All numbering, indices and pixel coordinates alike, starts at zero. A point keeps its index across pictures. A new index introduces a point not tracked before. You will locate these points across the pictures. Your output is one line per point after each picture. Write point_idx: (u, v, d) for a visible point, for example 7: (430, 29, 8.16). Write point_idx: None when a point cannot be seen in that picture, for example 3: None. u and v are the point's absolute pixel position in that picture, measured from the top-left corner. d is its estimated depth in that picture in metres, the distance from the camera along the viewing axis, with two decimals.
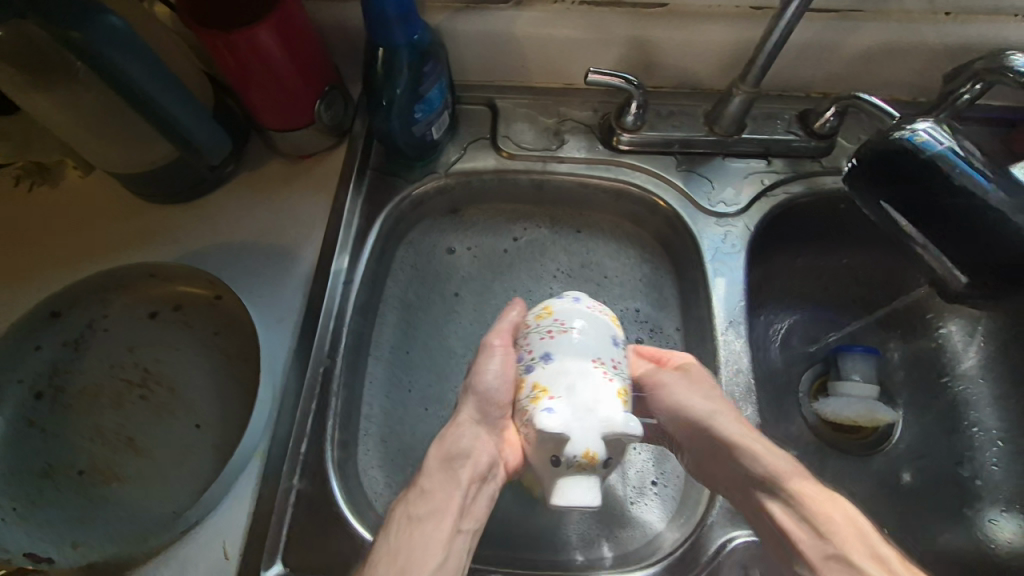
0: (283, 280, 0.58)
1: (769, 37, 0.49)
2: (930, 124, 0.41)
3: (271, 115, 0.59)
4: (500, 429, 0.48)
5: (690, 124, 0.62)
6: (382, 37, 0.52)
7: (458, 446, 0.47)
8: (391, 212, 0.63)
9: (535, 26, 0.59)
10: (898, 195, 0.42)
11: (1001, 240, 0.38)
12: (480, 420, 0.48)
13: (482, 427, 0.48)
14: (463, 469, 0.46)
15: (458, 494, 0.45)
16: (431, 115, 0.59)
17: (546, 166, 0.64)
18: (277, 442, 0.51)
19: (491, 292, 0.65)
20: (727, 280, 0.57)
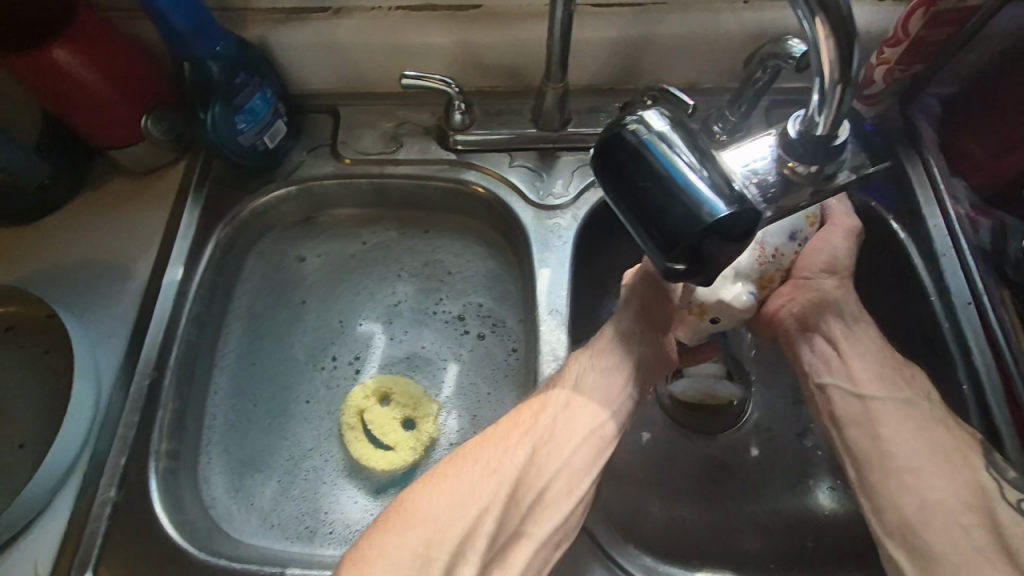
0: (115, 298, 0.59)
1: (553, 41, 0.51)
2: (652, 113, 0.39)
3: (104, 137, 0.59)
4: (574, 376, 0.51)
5: (517, 121, 0.64)
6: (183, 52, 0.53)
7: (605, 374, 0.51)
8: (232, 221, 0.63)
9: (353, 33, 0.60)
10: (608, 178, 0.39)
11: (682, 223, 0.35)
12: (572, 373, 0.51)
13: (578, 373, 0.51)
14: (595, 403, 0.51)
15: (595, 422, 0.51)
16: (257, 124, 0.59)
17: (383, 169, 0.65)
18: (97, 456, 0.52)
19: (335, 295, 0.67)
20: (551, 269, 0.59)
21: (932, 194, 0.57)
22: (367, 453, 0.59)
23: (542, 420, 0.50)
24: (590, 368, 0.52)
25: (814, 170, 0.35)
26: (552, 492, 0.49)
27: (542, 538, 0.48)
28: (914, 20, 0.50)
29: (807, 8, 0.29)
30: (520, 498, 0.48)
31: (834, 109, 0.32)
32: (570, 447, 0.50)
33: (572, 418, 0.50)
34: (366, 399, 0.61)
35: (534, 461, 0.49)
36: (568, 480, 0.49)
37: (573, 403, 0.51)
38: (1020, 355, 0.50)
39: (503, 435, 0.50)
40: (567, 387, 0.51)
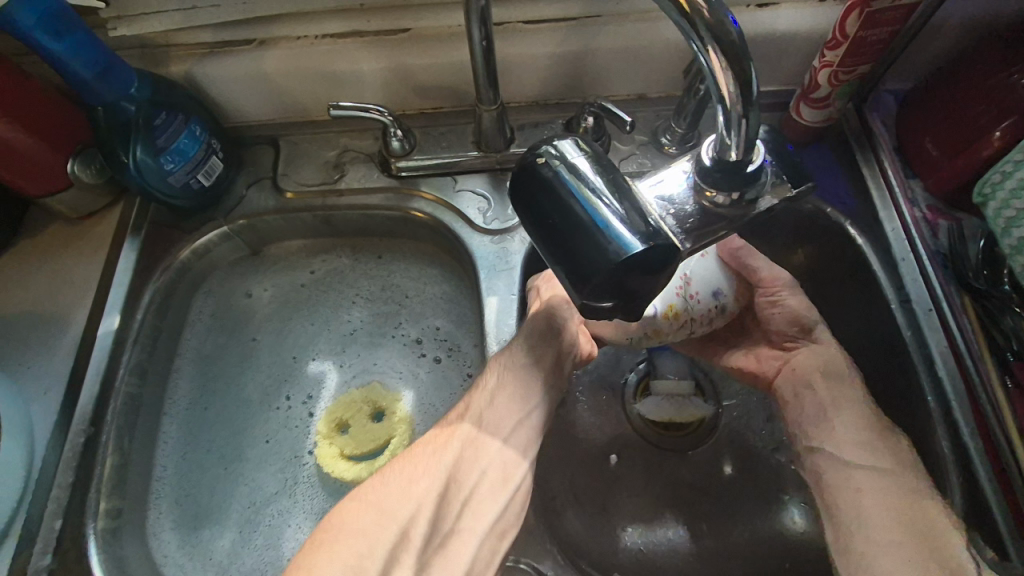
0: (51, 351, 0.57)
1: (474, 58, 0.49)
2: (571, 142, 0.36)
3: (32, 185, 0.56)
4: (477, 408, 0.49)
5: (460, 144, 0.62)
6: (95, 99, 0.52)
7: (528, 370, 0.50)
8: (170, 265, 0.61)
9: (282, 64, 0.58)
10: (525, 213, 0.36)
11: (595, 264, 0.32)
12: (488, 398, 0.49)
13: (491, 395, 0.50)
14: (520, 398, 0.50)
15: (523, 414, 0.49)
16: (187, 165, 0.57)
17: (326, 200, 0.62)
18: (31, 520, 0.50)
19: (288, 330, 0.65)
20: (499, 297, 0.57)
21: (888, 196, 0.56)
22: (366, 471, 0.58)
23: (468, 420, 0.48)
24: (511, 363, 0.51)
25: (735, 197, 0.35)
26: (488, 486, 0.46)
27: (484, 529, 0.45)
28: (850, 21, 0.48)
29: (700, 40, 0.29)
30: (454, 494, 0.45)
31: (741, 135, 0.32)
32: (501, 439, 0.48)
33: (499, 412, 0.49)
34: (329, 445, 0.60)
35: (463, 458, 0.46)
36: (503, 471, 0.47)
37: (496, 398, 0.49)
38: (981, 363, 0.48)
39: (432, 440, 0.47)
40: (489, 384, 0.50)
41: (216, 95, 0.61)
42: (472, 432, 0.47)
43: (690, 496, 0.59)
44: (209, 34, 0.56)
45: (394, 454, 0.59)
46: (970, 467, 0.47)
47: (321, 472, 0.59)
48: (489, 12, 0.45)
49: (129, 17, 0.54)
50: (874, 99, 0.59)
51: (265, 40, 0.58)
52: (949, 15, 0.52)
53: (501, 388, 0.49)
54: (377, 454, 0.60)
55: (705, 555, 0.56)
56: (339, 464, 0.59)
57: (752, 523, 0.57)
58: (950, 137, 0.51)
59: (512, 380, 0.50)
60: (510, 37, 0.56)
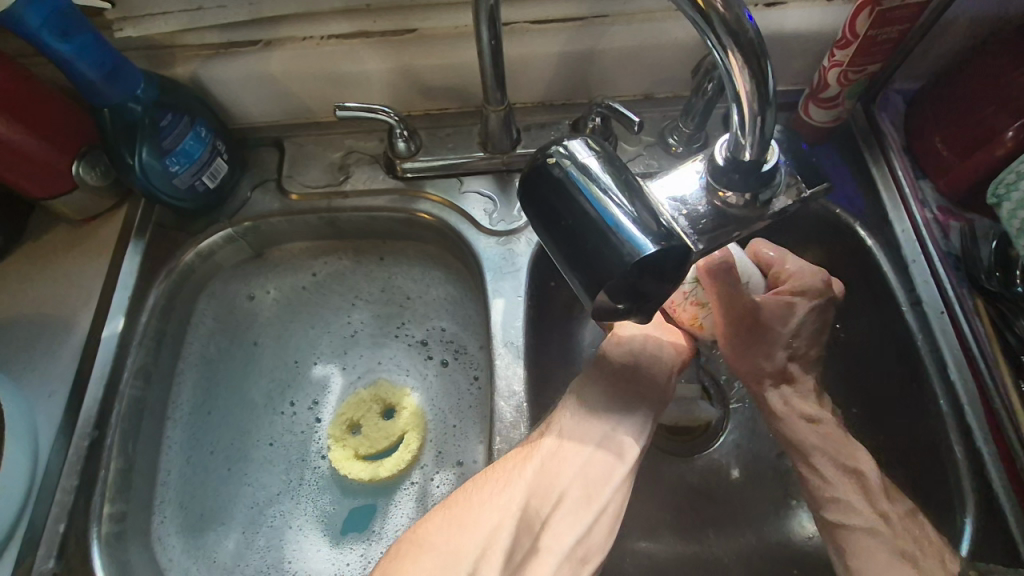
0: (56, 355, 0.56)
1: (483, 58, 0.48)
2: (581, 142, 0.35)
3: (37, 188, 0.56)
4: (562, 430, 0.48)
5: (465, 145, 0.62)
6: (100, 100, 0.51)
7: (608, 393, 0.50)
8: (173, 268, 0.60)
9: (287, 65, 0.57)
10: (536, 216, 0.35)
11: (607, 266, 0.31)
12: (569, 418, 0.49)
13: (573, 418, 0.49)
14: (604, 416, 0.49)
15: (606, 432, 0.48)
16: (193, 166, 0.57)
17: (331, 202, 0.62)
18: (35, 525, 0.50)
19: (292, 334, 0.64)
20: (505, 300, 0.56)
21: (899, 198, 0.55)
22: (379, 469, 0.58)
23: (552, 437, 0.47)
24: (597, 386, 0.51)
25: (749, 197, 0.35)
26: (572, 504, 0.45)
27: (565, 550, 0.43)
28: (861, 21, 0.48)
29: (715, 36, 0.29)
30: (536, 512, 0.44)
31: (756, 135, 0.32)
32: (584, 457, 0.47)
33: (580, 431, 0.48)
34: (342, 448, 0.59)
35: (546, 473, 0.45)
36: (584, 488, 0.46)
37: (577, 419, 0.49)
38: (995, 367, 0.48)
39: (514, 455, 0.46)
40: (571, 406, 0.50)
41: (220, 96, 0.60)
42: (553, 454, 0.46)
43: (698, 500, 0.58)
44: (214, 35, 0.56)
45: (409, 448, 0.59)
46: (983, 471, 0.46)
47: (336, 473, 0.59)
48: (498, 13, 0.44)
49: (133, 18, 0.53)
50: (882, 99, 0.58)
51: (270, 42, 0.57)
52: (960, 14, 0.52)
53: (581, 411, 0.49)
54: (390, 452, 0.60)
55: (714, 560, 0.56)
56: (354, 464, 0.59)
57: (760, 527, 0.57)
58: (962, 136, 0.50)
59: (598, 398, 0.50)
60: (517, 38, 0.55)
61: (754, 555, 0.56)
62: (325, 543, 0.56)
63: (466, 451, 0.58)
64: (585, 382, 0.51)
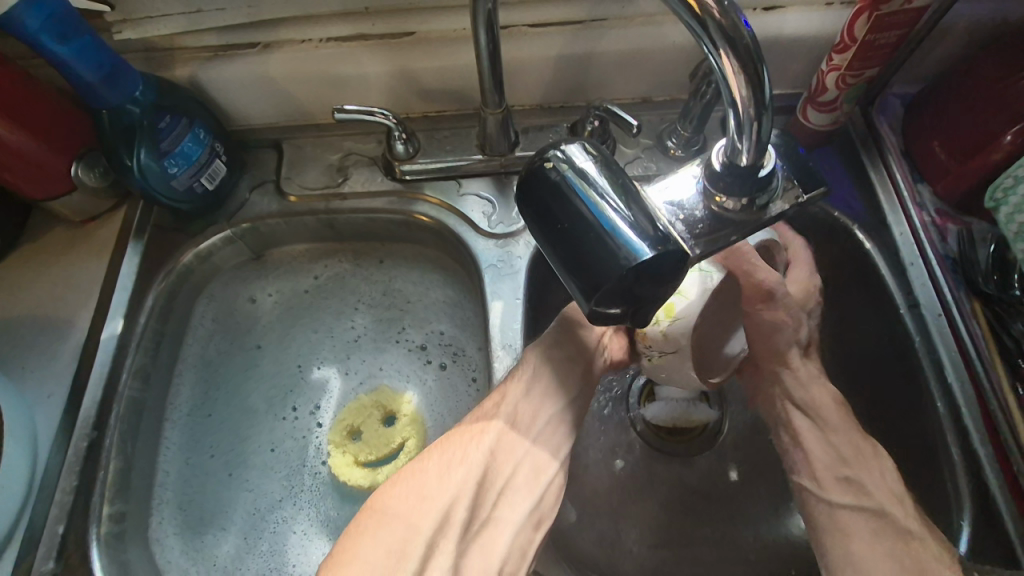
0: (55, 356, 0.56)
1: (480, 61, 0.48)
2: (580, 146, 0.35)
3: (36, 189, 0.56)
4: (516, 408, 0.49)
5: (464, 148, 0.62)
6: (99, 102, 0.51)
7: (561, 366, 0.52)
8: (173, 269, 0.60)
9: (286, 67, 0.57)
10: (534, 220, 0.35)
11: (605, 270, 0.32)
12: (526, 397, 0.50)
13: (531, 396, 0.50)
14: (555, 392, 0.51)
15: (556, 412, 0.51)
16: (191, 168, 0.57)
17: (330, 204, 0.62)
18: (34, 526, 0.50)
19: (292, 337, 0.64)
20: (504, 302, 0.56)
21: (897, 201, 0.55)
22: (377, 476, 0.58)
23: (504, 410, 0.49)
24: (550, 358, 0.52)
25: (745, 202, 0.35)
26: (521, 480, 0.48)
27: (518, 523, 0.46)
28: (859, 25, 0.48)
29: (712, 42, 0.29)
30: (489, 488, 0.46)
31: (752, 141, 0.32)
32: (534, 437, 0.49)
33: (532, 404, 0.50)
34: (343, 453, 0.60)
35: (498, 453, 0.48)
36: (534, 467, 0.49)
37: (531, 391, 0.50)
38: (992, 370, 0.48)
39: (465, 430, 0.48)
40: (527, 375, 0.50)
41: (219, 98, 0.60)
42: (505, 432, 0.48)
43: (696, 502, 0.58)
44: (212, 37, 0.56)
45: (409, 454, 0.59)
46: (980, 474, 0.47)
47: (335, 480, 0.59)
48: (496, 17, 0.45)
49: (133, 20, 0.53)
50: (881, 102, 0.58)
51: (269, 44, 0.57)
52: (959, 19, 0.52)
53: (536, 381, 0.50)
54: (389, 460, 0.60)
55: (712, 562, 0.56)
56: (354, 471, 0.59)
57: (759, 529, 0.57)
58: (961, 141, 0.51)
59: (552, 368, 0.51)
60: (516, 41, 0.55)
61: (751, 557, 0.56)
62: (323, 546, 0.56)
63: None
64: (541, 349, 0.52)
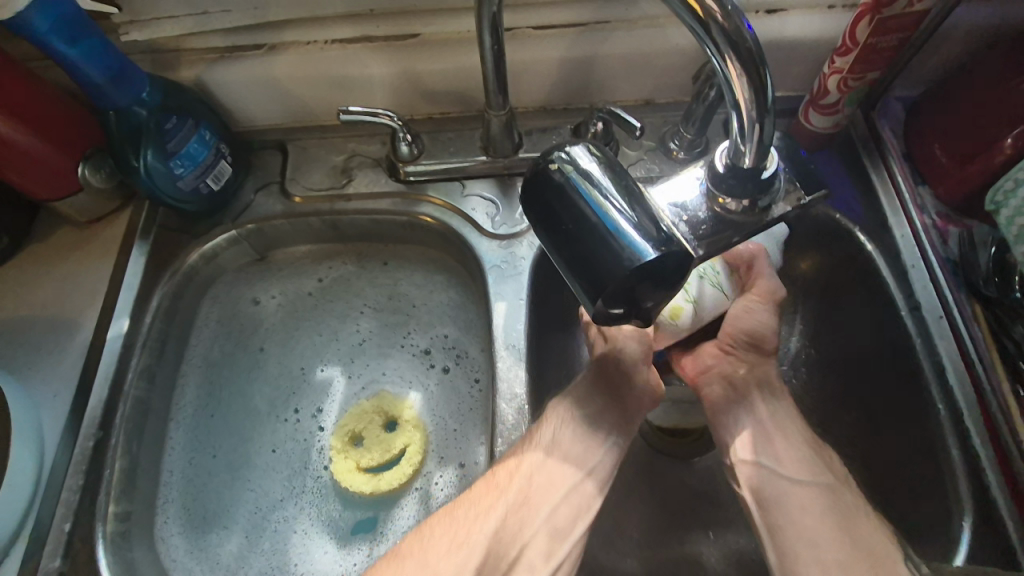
0: (61, 355, 0.57)
1: (485, 64, 0.49)
2: (584, 149, 0.36)
3: (42, 190, 0.56)
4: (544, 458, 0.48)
5: (468, 149, 0.62)
6: (107, 104, 0.52)
7: (582, 433, 0.50)
8: (178, 269, 0.61)
9: (291, 69, 0.58)
10: (539, 222, 0.35)
11: (609, 270, 0.32)
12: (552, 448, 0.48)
13: (561, 439, 0.49)
14: (580, 453, 0.49)
15: (575, 481, 0.48)
16: (197, 169, 0.57)
17: (335, 205, 0.63)
18: (40, 524, 0.50)
19: (295, 340, 0.65)
20: (508, 303, 0.57)
21: (898, 203, 0.56)
22: (380, 482, 0.58)
23: (518, 488, 0.46)
24: (571, 425, 0.50)
25: (747, 203, 0.35)
26: (529, 558, 0.45)
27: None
28: (861, 27, 0.48)
29: (715, 45, 0.29)
30: (494, 568, 0.44)
31: (755, 141, 0.32)
32: (550, 508, 0.47)
33: (552, 478, 0.47)
34: (343, 458, 0.59)
35: (508, 527, 0.45)
36: (546, 544, 0.46)
37: (550, 463, 0.48)
38: (992, 371, 0.48)
39: (475, 497, 0.47)
40: (545, 444, 0.49)
41: (225, 99, 0.61)
42: (529, 488, 0.47)
43: (699, 503, 0.59)
44: (219, 39, 0.56)
45: (410, 461, 0.59)
46: (980, 475, 0.47)
47: (338, 486, 0.59)
48: (501, 19, 0.45)
49: (141, 22, 0.54)
50: (882, 105, 0.59)
51: (275, 46, 0.58)
52: (959, 22, 0.52)
53: (554, 453, 0.48)
54: (389, 466, 0.59)
55: (715, 562, 0.56)
56: (356, 477, 0.59)
57: (760, 530, 0.57)
58: (960, 144, 0.51)
59: (574, 424, 0.50)
60: (520, 43, 0.56)
61: (753, 558, 0.56)
62: (328, 548, 0.56)
63: (468, 454, 0.59)
64: (561, 415, 0.50)
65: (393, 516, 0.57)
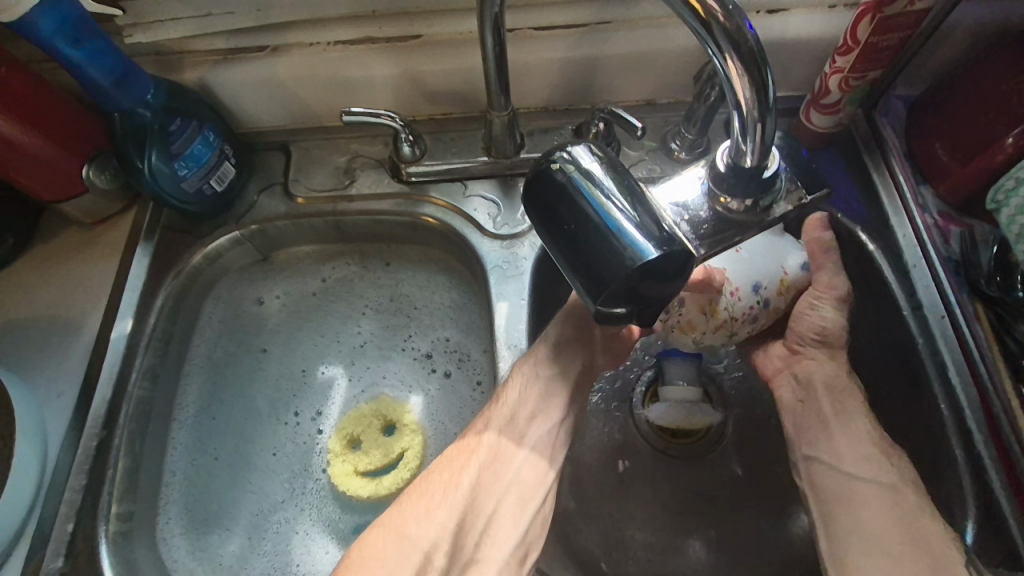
0: (65, 355, 0.57)
1: (487, 64, 0.49)
2: (585, 149, 0.36)
3: (47, 191, 0.56)
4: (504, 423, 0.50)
5: (470, 150, 0.62)
6: (111, 106, 0.52)
7: (546, 387, 0.51)
8: (182, 270, 0.61)
9: (294, 70, 0.58)
10: (539, 221, 0.36)
11: (610, 270, 0.32)
12: (515, 414, 0.50)
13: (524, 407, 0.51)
14: (546, 406, 0.51)
15: (543, 432, 0.51)
16: (200, 170, 0.58)
17: (337, 206, 0.63)
18: (44, 523, 0.50)
19: (296, 340, 0.65)
20: (509, 302, 0.57)
21: (900, 204, 0.56)
22: (380, 486, 0.58)
23: (485, 450, 0.49)
24: (535, 379, 0.51)
25: (750, 203, 0.36)
26: (506, 511, 0.47)
27: (504, 555, 0.46)
28: (862, 27, 0.48)
29: (717, 45, 0.30)
30: (473, 522, 0.47)
31: (757, 141, 0.32)
32: (520, 463, 0.49)
33: (519, 433, 0.50)
34: (343, 462, 0.59)
35: (483, 483, 0.48)
36: (520, 495, 0.48)
37: (518, 419, 0.50)
38: (994, 369, 0.48)
39: (449, 459, 0.48)
40: (513, 401, 0.50)
41: (227, 99, 0.61)
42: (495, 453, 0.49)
43: (700, 503, 0.59)
44: (222, 41, 0.57)
45: (409, 465, 0.59)
46: (983, 475, 0.47)
47: (336, 489, 0.59)
48: (502, 20, 0.45)
49: (145, 24, 0.54)
50: (884, 104, 0.59)
51: (277, 48, 0.58)
52: (961, 21, 0.52)
53: (521, 410, 0.50)
54: (388, 468, 0.60)
55: (717, 562, 0.56)
56: (353, 480, 0.58)
57: (762, 530, 0.57)
58: (962, 143, 0.51)
59: (540, 377, 0.51)
60: (522, 44, 0.56)
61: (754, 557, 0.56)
62: (330, 548, 0.57)
63: None
64: (525, 373, 0.51)
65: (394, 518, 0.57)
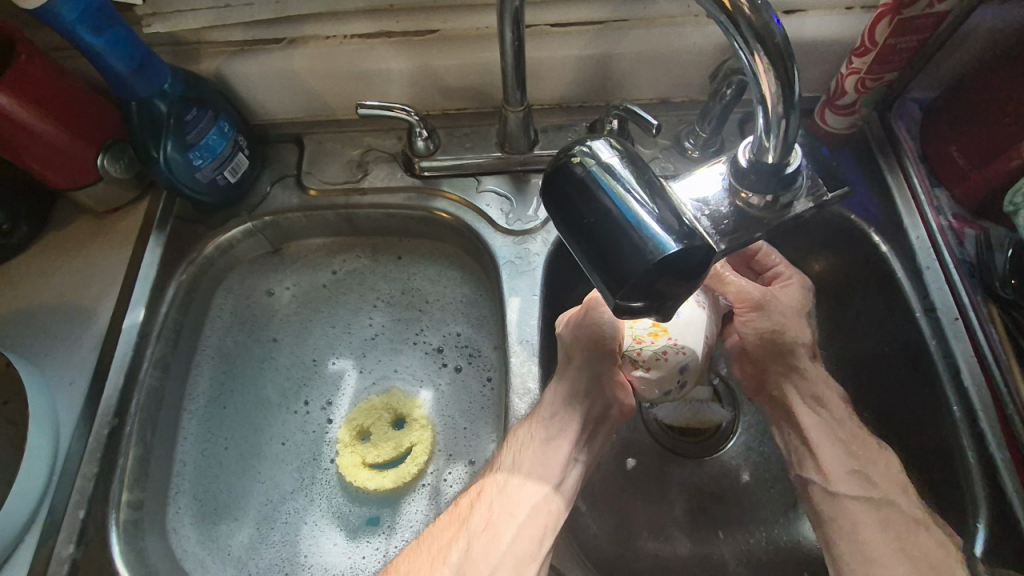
0: (77, 343, 0.57)
1: (505, 59, 0.49)
2: (605, 143, 0.36)
3: (61, 179, 0.56)
4: (507, 477, 0.49)
5: (483, 145, 0.62)
6: (129, 94, 0.52)
7: (543, 450, 0.49)
8: (194, 260, 0.61)
9: (310, 62, 0.58)
10: (558, 216, 0.36)
11: (631, 264, 0.32)
12: (514, 469, 0.49)
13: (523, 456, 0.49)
14: (546, 465, 0.49)
15: (538, 498, 0.48)
16: (215, 161, 0.58)
17: (350, 198, 0.63)
18: (56, 510, 0.51)
19: (308, 331, 0.65)
20: (521, 298, 0.57)
21: (913, 204, 0.56)
22: (388, 479, 0.58)
23: (481, 509, 0.47)
24: (530, 443, 0.49)
25: (770, 199, 0.36)
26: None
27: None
28: (880, 28, 0.48)
29: (743, 40, 0.30)
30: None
31: (780, 137, 0.33)
32: (515, 529, 0.46)
33: (513, 499, 0.47)
34: (351, 453, 0.60)
35: (473, 552, 0.45)
36: (513, 564, 0.45)
37: (509, 485, 0.48)
38: (1009, 372, 0.48)
39: (439, 529, 0.47)
40: (504, 470, 0.49)
41: (243, 91, 0.61)
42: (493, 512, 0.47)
43: (708, 503, 0.59)
44: (240, 32, 0.57)
45: (416, 461, 0.59)
46: (996, 478, 0.47)
47: (343, 480, 0.59)
48: (522, 15, 0.45)
49: (163, 14, 0.55)
50: (898, 107, 0.59)
51: (295, 40, 0.58)
52: (977, 24, 0.52)
53: (511, 479, 0.48)
54: (396, 461, 0.60)
55: (725, 561, 0.56)
56: (360, 472, 0.59)
57: (770, 531, 0.57)
58: (977, 146, 0.51)
59: (534, 438, 0.50)
60: (538, 40, 0.56)
61: (762, 557, 0.56)
62: (338, 540, 0.56)
63: (478, 451, 0.59)
64: (522, 437, 0.50)
65: (403, 510, 0.57)
